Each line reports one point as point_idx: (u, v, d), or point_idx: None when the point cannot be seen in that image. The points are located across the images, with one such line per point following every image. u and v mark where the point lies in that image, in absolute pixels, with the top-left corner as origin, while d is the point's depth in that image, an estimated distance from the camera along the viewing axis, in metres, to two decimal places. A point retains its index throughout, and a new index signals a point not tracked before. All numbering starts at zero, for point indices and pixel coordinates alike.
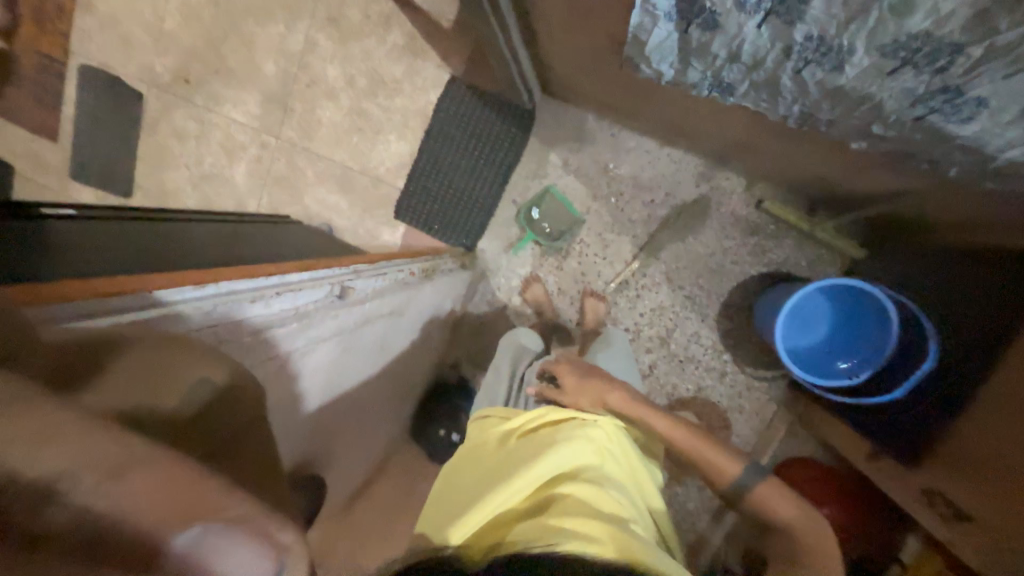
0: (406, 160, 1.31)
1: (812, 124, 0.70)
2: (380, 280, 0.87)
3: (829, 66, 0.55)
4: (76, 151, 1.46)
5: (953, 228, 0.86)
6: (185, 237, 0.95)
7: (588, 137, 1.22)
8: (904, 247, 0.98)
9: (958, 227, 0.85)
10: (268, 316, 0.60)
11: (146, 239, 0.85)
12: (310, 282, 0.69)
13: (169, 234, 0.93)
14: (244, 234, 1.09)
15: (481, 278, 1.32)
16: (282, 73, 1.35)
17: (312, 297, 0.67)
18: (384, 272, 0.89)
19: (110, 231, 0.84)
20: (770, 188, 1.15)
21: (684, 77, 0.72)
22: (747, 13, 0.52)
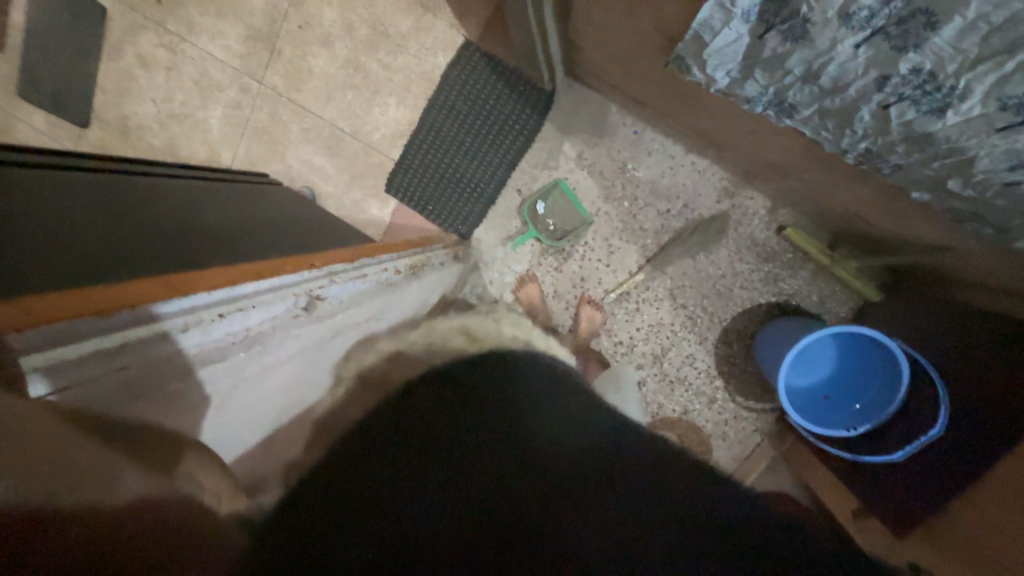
0: (405, 128, 1.18)
1: (874, 166, 0.61)
2: (358, 283, 0.74)
3: (927, 108, 0.45)
4: (23, 66, 1.27)
5: (965, 287, 0.83)
6: (168, 194, 0.81)
7: (608, 131, 1.10)
8: (920, 296, 0.95)
9: (972, 287, 0.81)
10: (207, 346, 0.48)
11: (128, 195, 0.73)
12: (266, 294, 0.56)
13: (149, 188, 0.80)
14: (221, 192, 0.95)
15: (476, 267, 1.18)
16: (272, 8, 1.18)
17: (267, 313, 0.55)
18: (364, 272, 0.78)
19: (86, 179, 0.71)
20: (795, 214, 1.07)
21: (740, 90, 0.61)
22: (849, 29, 0.41)
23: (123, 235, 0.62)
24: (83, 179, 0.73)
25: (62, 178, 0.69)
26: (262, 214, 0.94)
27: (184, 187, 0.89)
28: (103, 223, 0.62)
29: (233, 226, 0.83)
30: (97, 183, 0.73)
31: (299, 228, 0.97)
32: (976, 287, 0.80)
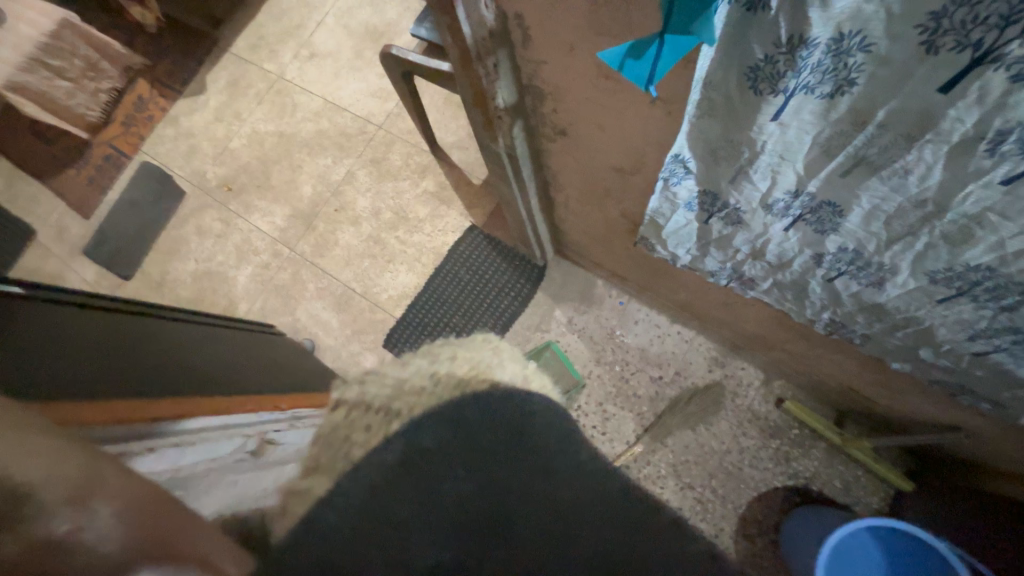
0: (410, 290, 1.29)
1: (845, 335, 0.63)
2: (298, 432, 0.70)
3: (867, 281, 0.50)
4: (101, 231, 1.50)
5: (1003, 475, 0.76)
6: (179, 341, 0.84)
7: (595, 301, 1.18)
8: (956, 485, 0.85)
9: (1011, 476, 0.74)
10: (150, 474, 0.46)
11: (139, 339, 0.76)
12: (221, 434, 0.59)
13: (165, 335, 0.84)
14: (234, 342, 0.98)
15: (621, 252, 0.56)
16: (316, 196, 1.44)
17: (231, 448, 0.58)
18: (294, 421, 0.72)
19: (106, 323, 0.75)
20: (790, 385, 1.04)
21: (702, 265, 0.69)
22: (774, 216, 0.49)
23: (106, 371, 0.61)
24: (95, 317, 0.76)
25: (76, 317, 0.73)
26: (258, 359, 0.95)
27: (193, 331, 0.93)
28: (90, 362, 0.61)
29: (224, 366, 0.82)
30: (109, 324, 0.76)
31: (291, 374, 0.96)
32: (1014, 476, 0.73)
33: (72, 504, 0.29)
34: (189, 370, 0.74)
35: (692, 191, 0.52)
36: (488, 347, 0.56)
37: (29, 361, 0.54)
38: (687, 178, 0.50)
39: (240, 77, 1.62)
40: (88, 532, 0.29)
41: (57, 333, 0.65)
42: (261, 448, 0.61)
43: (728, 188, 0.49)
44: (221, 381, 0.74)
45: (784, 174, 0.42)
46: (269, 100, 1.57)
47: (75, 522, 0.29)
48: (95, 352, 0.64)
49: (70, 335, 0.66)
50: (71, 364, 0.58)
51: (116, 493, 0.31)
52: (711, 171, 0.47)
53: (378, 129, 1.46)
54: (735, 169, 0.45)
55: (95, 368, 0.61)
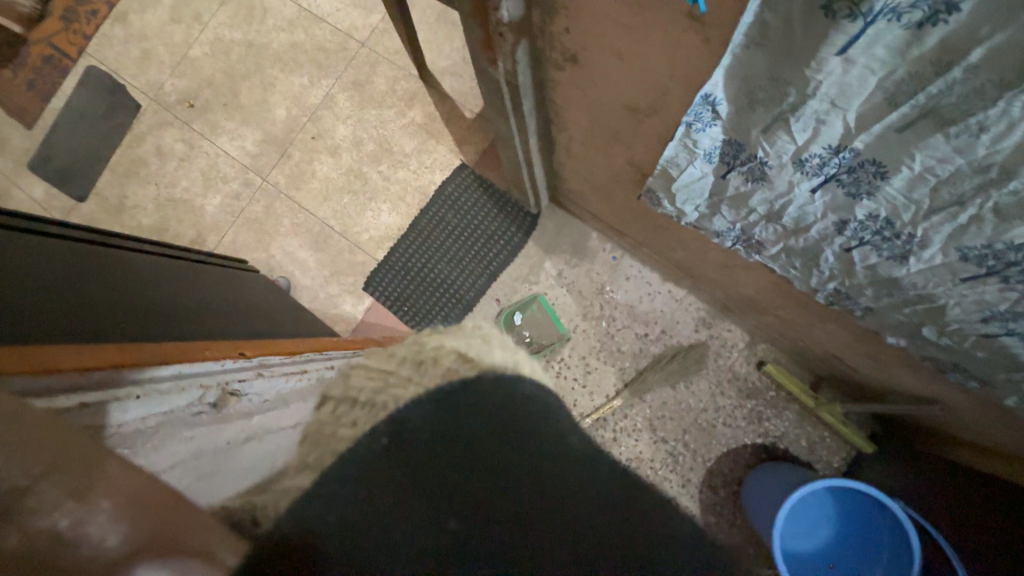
0: (393, 232, 1.21)
1: (846, 307, 0.61)
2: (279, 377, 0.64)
3: (889, 254, 0.46)
4: (46, 144, 1.35)
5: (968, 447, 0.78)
6: (145, 277, 0.78)
7: (588, 254, 1.14)
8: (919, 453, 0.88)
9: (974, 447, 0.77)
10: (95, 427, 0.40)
11: (101, 275, 0.69)
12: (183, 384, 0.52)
13: (129, 270, 0.77)
14: (204, 278, 0.92)
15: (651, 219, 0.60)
16: (291, 120, 1.30)
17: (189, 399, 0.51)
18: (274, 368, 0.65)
19: (62, 255, 0.68)
20: (774, 350, 1.05)
21: (709, 223, 0.64)
22: (804, 174, 0.44)
23: (44, 312, 0.53)
24: (36, 245, 0.66)
25: (13, 241, 0.63)
26: (227, 299, 0.88)
27: (153, 264, 0.85)
28: (27, 301, 0.53)
29: (189, 307, 0.75)
30: (54, 253, 0.67)
31: (265, 317, 0.90)
32: (976, 447, 0.76)
33: (72, 498, 0.25)
34: (158, 312, 0.68)
35: (715, 140, 0.47)
36: (478, 333, 0.43)
37: None
38: (713, 124, 0.44)
39: None
40: (88, 526, 0.25)
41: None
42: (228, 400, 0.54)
43: (757, 139, 0.43)
44: (188, 329, 0.68)
45: (830, 124, 0.37)
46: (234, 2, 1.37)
47: (74, 516, 0.25)
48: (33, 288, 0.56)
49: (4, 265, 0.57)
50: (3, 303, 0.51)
51: (119, 479, 0.28)
52: (744, 117, 0.41)
53: (360, 46, 1.29)
54: (773, 116, 0.39)
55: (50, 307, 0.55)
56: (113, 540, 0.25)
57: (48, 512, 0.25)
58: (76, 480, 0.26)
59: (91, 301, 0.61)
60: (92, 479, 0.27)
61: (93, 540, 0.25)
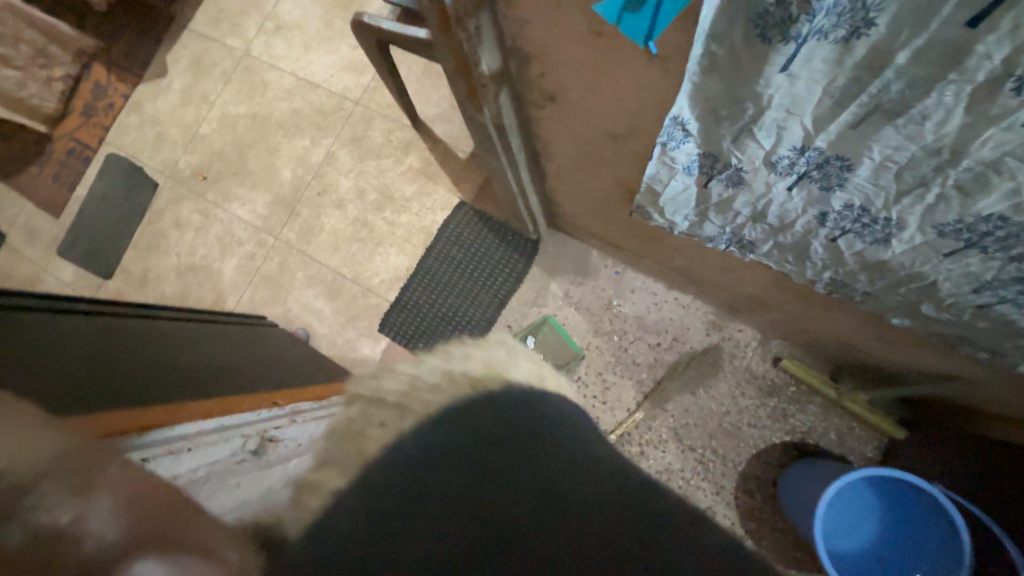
0: (402, 272, 1.26)
1: (845, 293, 0.63)
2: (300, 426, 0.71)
3: (871, 238, 0.49)
4: (74, 230, 1.44)
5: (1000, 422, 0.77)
6: (179, 344, 0.82)
7: (591, 272, 1.17)
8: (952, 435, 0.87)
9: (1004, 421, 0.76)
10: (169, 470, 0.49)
11: (138, 347, 0.73)
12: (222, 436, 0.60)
13: (165, 340, 0.81)
14: (231, 338, 0.96)
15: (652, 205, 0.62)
16: (297, 180, 1.38)
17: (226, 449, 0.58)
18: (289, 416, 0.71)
19: (104, 332, 0.73)
20: (788, 345, 1.05)
21: (700, 230, 0.67)
22: (778, 174, 0.47)
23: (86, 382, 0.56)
24: (77, 322, 0.72)
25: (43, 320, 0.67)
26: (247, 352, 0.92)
27: (171, 326, 0.88)
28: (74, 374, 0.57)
29: (212, 362, 0.79)
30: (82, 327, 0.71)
31: (282, 365, 0.93)
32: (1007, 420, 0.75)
33: (75, 493, 0.29)
34: (187, 377, 0.70)
35: (691, 154, 0.50)
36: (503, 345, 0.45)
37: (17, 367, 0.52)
38: (686, 141, 0.48)
39: (203, 55, 1.52)
40: (88, 521, 0.28)
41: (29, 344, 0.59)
42: (264, 445, 0.64)
43: (728, 149, 0.47)
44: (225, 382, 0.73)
45: (791, 129, 0.40)
46: (237, 79, 1.48)
47: (77, 510, 0.28)
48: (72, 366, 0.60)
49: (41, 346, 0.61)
50: (44, 379, 0.53)
51: (116, 486, 0.31)
52: (714, 131, 0.45)
53: (355, 105, 1.39)
54: (739, 127, 0.43)
55: (93, 380, 0.58)
56: (112, 535, 0.28)
57: (53, 508, 0.28)
58: (80, 476, 0.30)
59: (128, 372, 0.64)
60: (93, 481, 0.30)
61: (89, 533, 0.28)
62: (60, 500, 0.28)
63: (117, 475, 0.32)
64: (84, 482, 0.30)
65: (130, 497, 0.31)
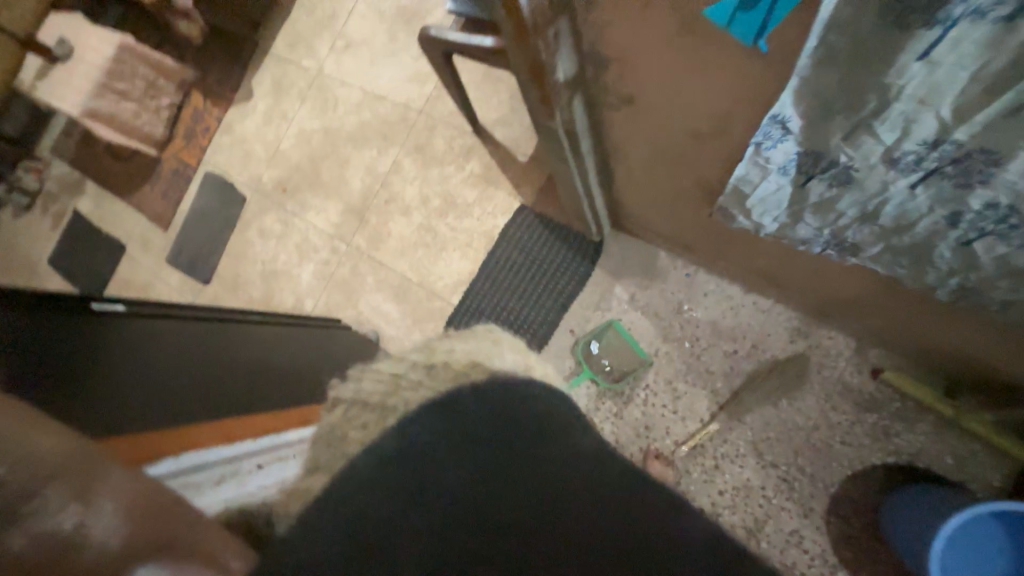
0: (465, 277, 1.29)
1: (974, 302, 0.55)
2: None
3: (1019, 242, 0.41)
4: (179, 240, 1.63)
5: None
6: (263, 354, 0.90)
7: (658, 274, 1.12)
8: None
9: None
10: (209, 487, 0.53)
11: (225, 360, 0.81)
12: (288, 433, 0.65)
13: (252, 348, 0.89)
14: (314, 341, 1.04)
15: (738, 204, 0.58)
16: (366, 189, 1.45)
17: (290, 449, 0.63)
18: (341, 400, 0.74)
19: (202, 342, 0.82)
20: (890, 355, 0.94)
21: (792, 232, 0.62)
22: (899, 172, 0.41)
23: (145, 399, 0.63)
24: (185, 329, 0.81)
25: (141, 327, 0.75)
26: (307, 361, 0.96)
27: (248, 329, 0.94)
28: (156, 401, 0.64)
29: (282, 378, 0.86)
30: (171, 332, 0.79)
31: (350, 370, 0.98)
32: None
33: (76, 502, 0.34)
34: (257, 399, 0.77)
35: (790, 153, 0.46)
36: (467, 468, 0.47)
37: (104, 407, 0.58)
38: (785, 140, 0.44)
39: (283, 76, 1.65)
40: (92, 525, 0.34)
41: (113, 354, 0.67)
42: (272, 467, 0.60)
43: (837, 146, 0.42)
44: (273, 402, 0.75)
45: (923, 121, 0.35)
46: (311, 97, 1.59)
47: (78, 517, 0.34)
48: (142, 381, 0.67)
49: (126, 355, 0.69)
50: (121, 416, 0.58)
51: (118, 489, 0.37)
52: (821, 129, 0.40)
53: (418, 114, 1.43)
54: (854, 122, 0.38)
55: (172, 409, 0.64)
56: (118, 533, 0.35)
57: (58, 515, 0.34)
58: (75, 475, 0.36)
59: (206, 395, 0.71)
60: (88, 481, 0.36)
61: (95, 537, 0.34)
62: (65, 509, 0.34)
63: (119, 476, 0.37)
64: (81, 487, 0.35)
65: (131, 501, 0.36)
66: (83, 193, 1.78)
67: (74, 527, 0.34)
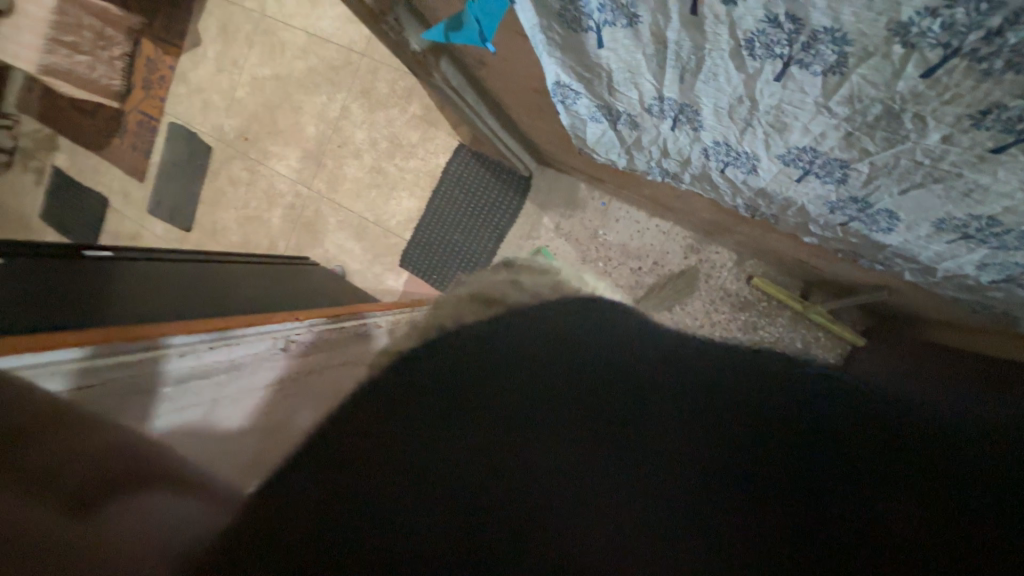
0: (414, 214, 1.43)
1: (763, 215, 0.69)
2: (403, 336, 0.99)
3: (745, 169, 0.55)
4: (156, 191, 1.74)
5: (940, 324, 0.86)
6: (248, 281, 1.08)
7: (579, 204, 1.27)
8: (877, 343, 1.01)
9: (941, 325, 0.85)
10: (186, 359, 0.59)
11: (232, 285, 1.01)
12: (250, 336, 0.70)
13: (240, 276, 1.09)
14: (281, 274, 1.23)
15: (577, 141, 0.72)
16: (320, 135, 1.55)
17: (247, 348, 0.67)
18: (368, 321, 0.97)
19: (201, 272, 1.04)
20: (762, 264, 1.12)
21: (634, 166, 0.74)
22: (656, 118, 0.54)
23: (99, 300, 0.74)
24: (160, 266, 0.99)
25: (135, 265, 0.96)
26: (279, 287, 1.11)
27: (190, 274, 1.00)
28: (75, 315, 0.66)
29: (261, 296, 1.00)
30: (167, 269, 0.99)
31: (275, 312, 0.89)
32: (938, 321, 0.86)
33: None
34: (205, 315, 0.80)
35: (589, 107, 0.59)
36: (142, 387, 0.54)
37: (165, 310, 0.78)
38: (580, 97, 0.57)
39: (227, 21, 1.66)
40: None
41: (260, 300, 0.99)
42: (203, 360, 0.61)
43: (612, 99, 0.55)
44: (234, 304, 0.90)
45: (643, 83, 0.49)
46: (258, 41, 1.62)
47: None
48: (179, 287, 0.91)
49: (106, 273, 0.86)
50: (188, 307, 0.82)
51: None
52: (591, 86, 0.54)
53: (361, 57, 1.48)
54: (605, 83, 0.52)
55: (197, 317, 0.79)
56: None
57: None
58: None
59: (187, 310, 0.80)
60: None
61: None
62: (21, 269, 0.75)
63: None
64: None
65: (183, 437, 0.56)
66: (58, 149, 1.87)
67: (17, 271, 0.74)
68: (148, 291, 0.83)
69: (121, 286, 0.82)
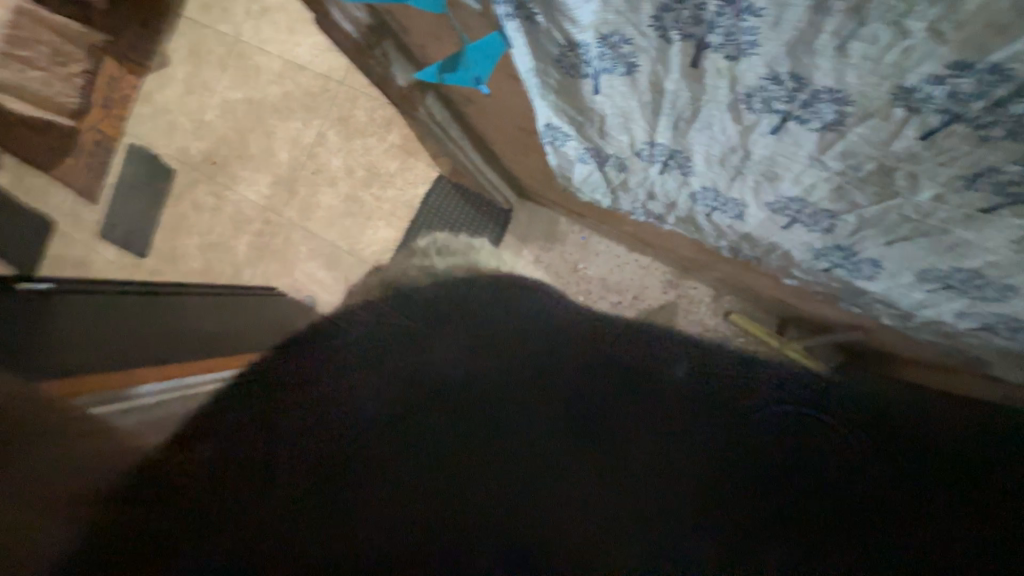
0: (390, 244, 1.39)
1: (745, 257, 0.70)
2: None
3: (732, 215, 0.56)
4: (110, 214, 1.63)
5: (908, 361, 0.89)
6: (210, 316, 1.00)
7: (559, 238, 1.26)
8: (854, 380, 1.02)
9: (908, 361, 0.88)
10: None
11: (191, 320, 0.93)
12: None
13: (200, 310, 1.01)
14: (240, 305, 1.14)
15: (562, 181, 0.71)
16: (293, 161, 1.50)
17: None
18: None
19: (157, 305, 0.96)
20: (738, 300, 1.13)
21: (619, 206, 0.74)
22: (645, 162, 0.54)
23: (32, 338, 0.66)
24: (109, 298, 0.91)
25: (79, 298, 0.87)
26: (243, 321, 1.03)
27: (145, 307, 0.91)
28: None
29: (223, 333, 0.93)
30: (118, 302, 0.91)
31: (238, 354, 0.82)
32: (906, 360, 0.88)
33: None
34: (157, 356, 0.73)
35: (578, 148, 0.58)
36: None
37: (110, 351, 0.70)
38: (569, 139, 0.57)
39: (199, 44, 1.62)
40: None
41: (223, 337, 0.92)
42: None
43: (602, 143, 0.55)
44: (193, 343, 0.82)
45: (635, 129, 0.49)
46: (231, 65, 1.58)
47: None
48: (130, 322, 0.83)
49: (45, 307, 0.77)
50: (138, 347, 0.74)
51: None
52: (582, 129, 0.53)
53: (339, 85, 1.47)
54: (597, 126, 0.52)
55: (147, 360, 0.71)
56: None
57: None
58: None
59: (136, 351, 0.73)
60: None
61: None
62: None
63: None
64: None
65: None
66: None
67: None
68: (93, 328, 0.75)
69: (61, 322, 0.74)
